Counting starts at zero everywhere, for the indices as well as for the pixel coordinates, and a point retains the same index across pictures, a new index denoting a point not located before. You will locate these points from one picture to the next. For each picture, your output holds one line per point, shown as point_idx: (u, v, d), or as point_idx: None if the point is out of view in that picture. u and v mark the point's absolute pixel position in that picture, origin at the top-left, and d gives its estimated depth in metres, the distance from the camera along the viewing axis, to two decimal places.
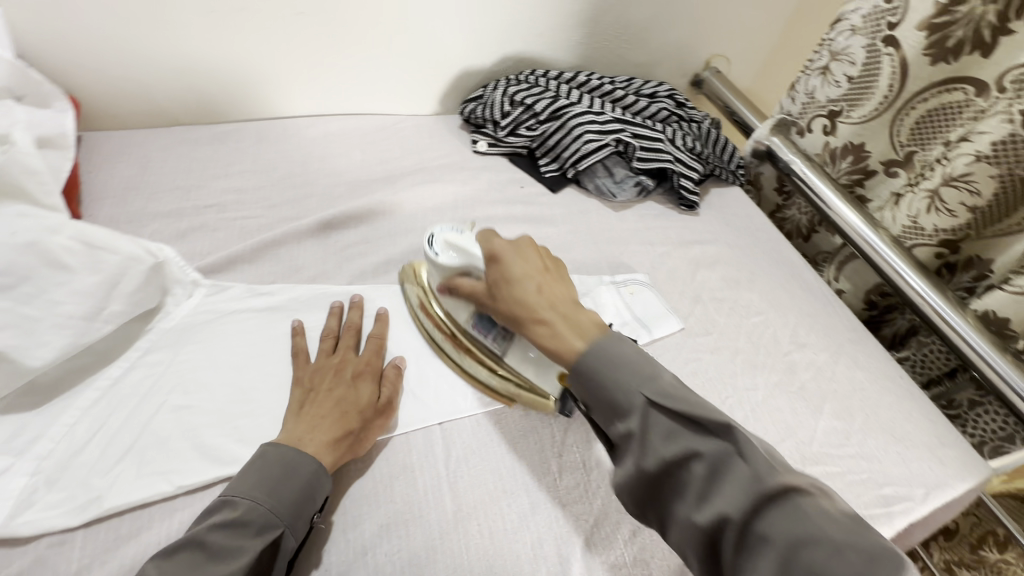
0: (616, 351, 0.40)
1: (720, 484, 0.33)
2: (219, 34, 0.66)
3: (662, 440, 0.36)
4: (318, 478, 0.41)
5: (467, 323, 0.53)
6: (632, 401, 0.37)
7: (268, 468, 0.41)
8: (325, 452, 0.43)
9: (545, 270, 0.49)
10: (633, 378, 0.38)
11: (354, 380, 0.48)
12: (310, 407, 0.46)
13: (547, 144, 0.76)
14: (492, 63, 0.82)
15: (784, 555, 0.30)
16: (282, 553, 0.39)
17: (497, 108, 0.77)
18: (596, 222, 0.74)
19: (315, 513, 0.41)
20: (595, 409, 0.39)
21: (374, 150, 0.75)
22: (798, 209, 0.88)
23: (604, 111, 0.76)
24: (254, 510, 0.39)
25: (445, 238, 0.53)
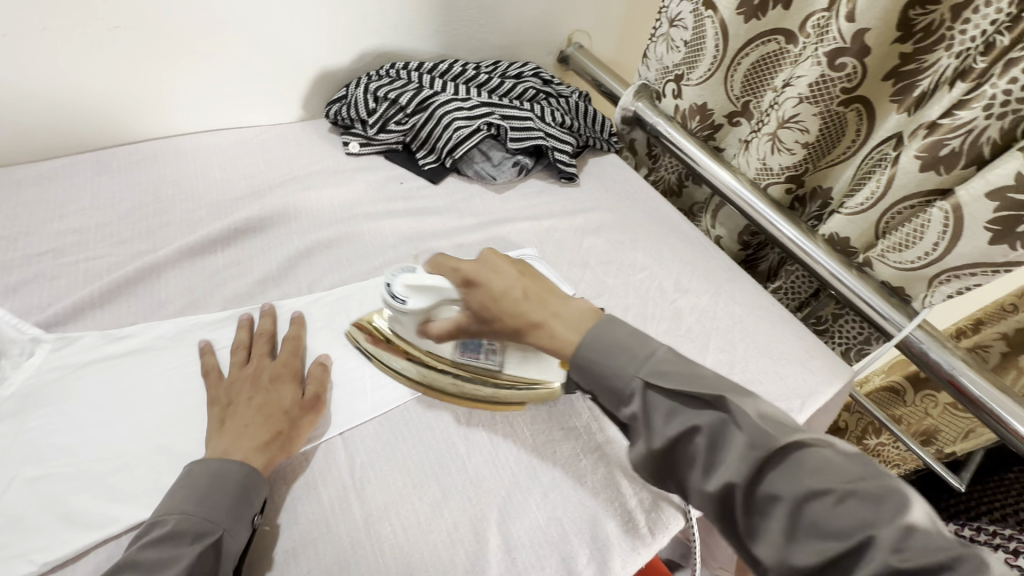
0: (612, 337, 0.42)
1: (723, 452, 0.36)
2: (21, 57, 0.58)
3: (664, 419, 0.38)
4: (248, 482, 0.41)
5: (454, 353, 0.52)
6: (631, 386, 0.40)
7: (195, 481, 0.41)
8: (256, 455, 0.43)
9: (523, 273, 0.48)
10: (631, 361, 0.41)
11: (274, 386, 0.47)
12: (232, 419, 0.45)
13: (420, 137, 0.75)
14: (351, 60, 0.79)
15: (793, 509, 0.33)
16: (225, 556, 0.39)
17: (362, 106, 0.75)
18: (482, 206, 0.74)
19: (256, 512, 0.42)
20: (601, 394, 0.42)
21: (236, 165, 0.71)
22: (666, 168, 0.95)
23: (470, 96, 0.76)
24: (187, 519, 0.39)
25: (403, 281, 0.50)
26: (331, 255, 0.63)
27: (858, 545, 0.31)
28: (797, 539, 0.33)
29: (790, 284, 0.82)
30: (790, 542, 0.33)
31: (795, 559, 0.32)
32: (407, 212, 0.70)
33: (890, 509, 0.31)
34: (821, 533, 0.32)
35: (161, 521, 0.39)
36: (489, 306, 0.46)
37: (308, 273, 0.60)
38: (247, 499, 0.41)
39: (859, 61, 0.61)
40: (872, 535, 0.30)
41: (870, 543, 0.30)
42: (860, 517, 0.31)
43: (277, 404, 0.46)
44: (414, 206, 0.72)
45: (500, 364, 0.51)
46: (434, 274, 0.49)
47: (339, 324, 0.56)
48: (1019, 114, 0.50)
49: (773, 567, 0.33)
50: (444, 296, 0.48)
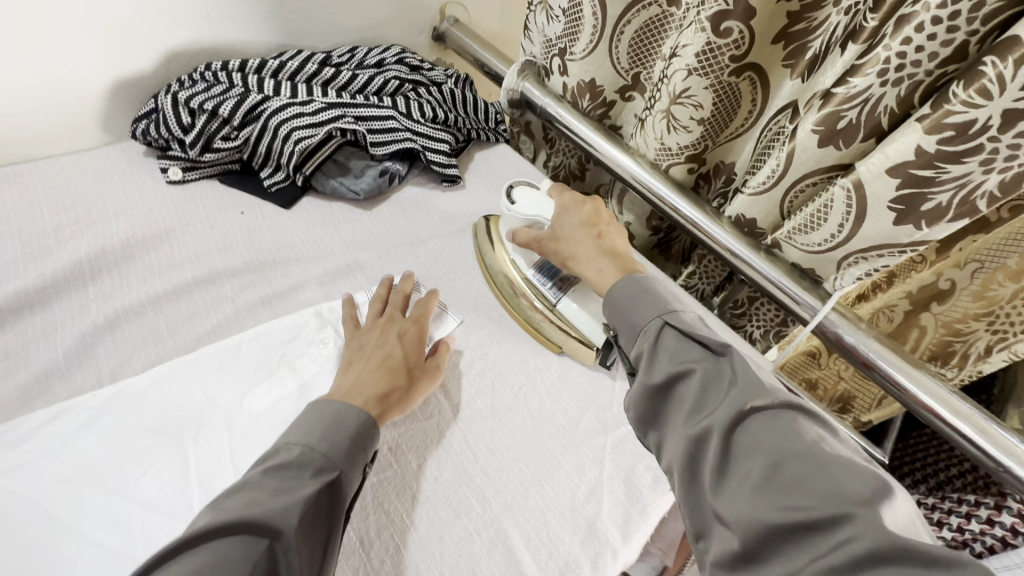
0: (649, 287, 0.45)
1: (707, 398, 0.37)
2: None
3: (668, 358, 0.40)
4: (365, 430, 0.41)
5: (529, 270, 0.57)
6: (649, 325, 0.42)
7: (316, 412, 0.41)
8: (372, 403, 0.44)
9: (615, 225, 0.54)
10: (655, 306, 0.43)
11: (412, 338, 0.50)
12: (359, 359, 0.47)
13: (259, 152, 0.62)
14: (158, 63, 0.63)
15: (769, 460, 0.32)
16: (341, 496, 0.38)
17: (173, 122, 0.59)
18: (347, 229, 0.62)
19: (368, 463, 0.41)
20: (622, 331, 0.45)
21: (7, 217, 0.54)
22: (564, 153, 0.87)
23: (314, 97, 0.63)
24: (318, 449, 0.39)
25: (524, 193, 0.59)
26: (146, 323, 0.49)
27: (832, 515, 0.29)
28: (762, 492, 0.31)
29: (702, 268, 0.76)
30: (755, 494, 0.32)
31: (761, 510, 0.31)
32: (248, 249, 0.57)
33: (875, 493, 0.30)
34: (793, 492, 0.31)
35: (287, 448, 0.38)
36: (565, 239, 0.54)
37: (112, 353, 0.47)
38: (364, 445, 0.41)
39: (745, 24, 0.54)
40: (850, 508, 0.29)
41: (845, 515, 0.29)
42: (841, 490, 0.30)
43: (409, 357, 0.48)
44: (259, 240, 0.58)
45: (558, 298, 0.55)
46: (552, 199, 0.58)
47: (151, 419, 0.43)
48: (915, 79, 0.44)
49: (733, 518, 0.31)
50: (540, 219, 0.57)
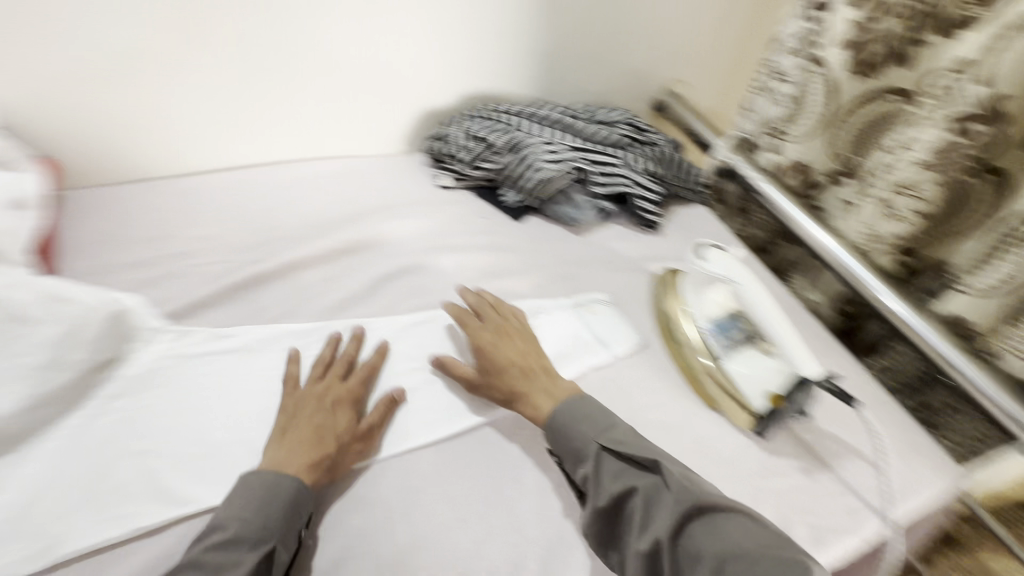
0: (581, 411, 0.50)
1: (651, 512, 0.42)
2: (186, 78, 0.67)
3: (611, 479, 0.45)
4: (298, 502, 0.43)
5: (701, 323, 0.63)
6: (588, 448, 0.47)
7: (243, 493, 0.43)
8: (305, 471, 0.45)
9: (530, 359, 0.55)
10: (591, 430, 0.48)
11: (523, 350, 0.56)
12: (292, 431, 0.48)
13: (508, 175, 0.78)
14: (454, 101, 0.85)
15: (717, 558, 0.38)
16: (276, 567, 0.41)
17: (457, 144, 0.80)
18: (560, 246, 0.75)
19: (302, 528, 0.44)
20: (564, 457, 0.48)
21: (339, 187, 0.77)
22: (757, 224, 0.92)
23: (560, 140, 0.79)
24: (246, 527, 0.41)
25: (718, 253, 0.63)
26: (411, 280, 0.66)
27: None
28: None
29: (893, 363, 0.73)
30: None
31: None
32: (486, 245, 0.73)
33: None
34: None
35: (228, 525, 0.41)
36: (494, 375, 0.54)
37: (390, 295, 0.64)
38: (302, 513, 0.43)
39: (998, 128, 0.55)
40: None
41: None
42: None
43: (337, 424, 0.49)
44: (494, 241, 0.74)
45: (724, 356, 0.60)
46: (744, 269, 0.62)
47: (410, 348, 0.59)
48: None
49: None
50: (732, 280, 0.61)
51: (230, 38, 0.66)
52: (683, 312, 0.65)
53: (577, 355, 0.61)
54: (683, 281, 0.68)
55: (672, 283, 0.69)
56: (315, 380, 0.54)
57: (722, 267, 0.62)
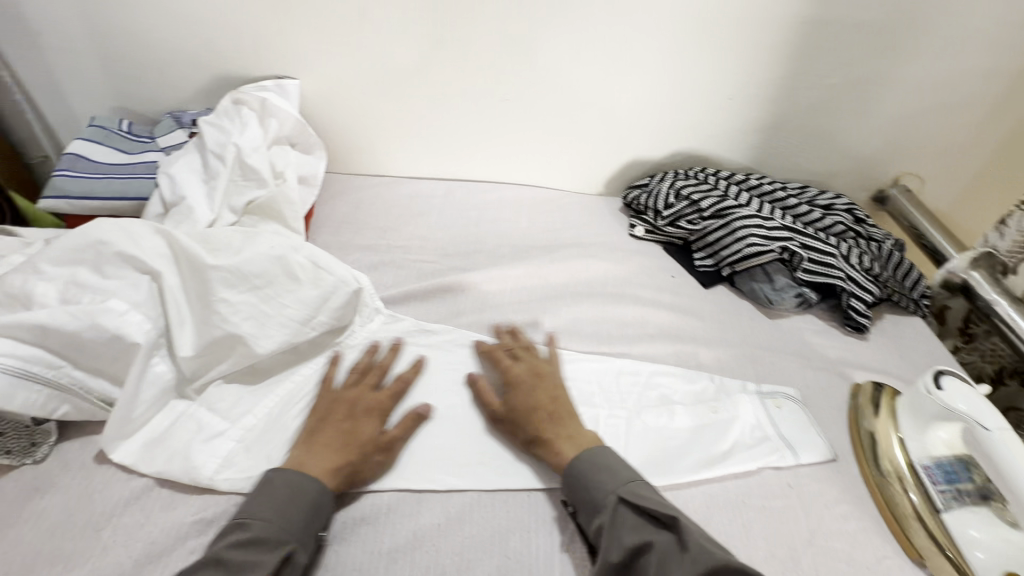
0: (602, 458, 0.48)
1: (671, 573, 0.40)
2: (438, 99, 0.76)
3: (628, 530, 0.43)
4: (318, 504, 0.43)
5: (920, 459, 0.55)
6: (605, 499, 0.45)
7: (274, 496, 0.43)
8: (327, 476, 0.45)
9: (552, 403, 0.53)
10: (610, 480, 0.46)
11: (545, 399, 0.53)
12: (319, 435, 0.48)
13: (706, 240, 0.76)
14: (663, 155, 0.85)
15: None
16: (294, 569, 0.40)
17: (661, 198, 0.79)
18: (748, 325, 0.71)
19: (320, 533, 0.44)
20: (579, 507, 0.46)
21: (540, 216, 0.82)
22: (984, 354, 0.79)
23: (773, 217, 0.75)
24: (267, 529, 0.41)
25: (956, 385, 0.54)
26: (595, 322, 0.67)
27: None
28: None
29: None
30: None
31: None
32: (670, 306, 0.71)
33: None
34: None
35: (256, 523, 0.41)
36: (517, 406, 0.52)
37: (572, 332, 0.65)
38: (318, 518, 0.43)
39: None
40: None
41: None
42: None
43: (364, 434, 0.48)
44: (678, 302, 0.72)
45: (944, 506, 0.52)
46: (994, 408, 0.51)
47: (585, 390, 0.59)
48: None
49: None
50: (970, 421, 0.51)
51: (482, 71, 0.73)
52: (894, 437, 0.57)
53: (758, 448, 0.56)
54: (899, 401, 0.60)
55: (878, 399, 0.61)
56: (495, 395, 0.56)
57: (965, 402, 0.52)
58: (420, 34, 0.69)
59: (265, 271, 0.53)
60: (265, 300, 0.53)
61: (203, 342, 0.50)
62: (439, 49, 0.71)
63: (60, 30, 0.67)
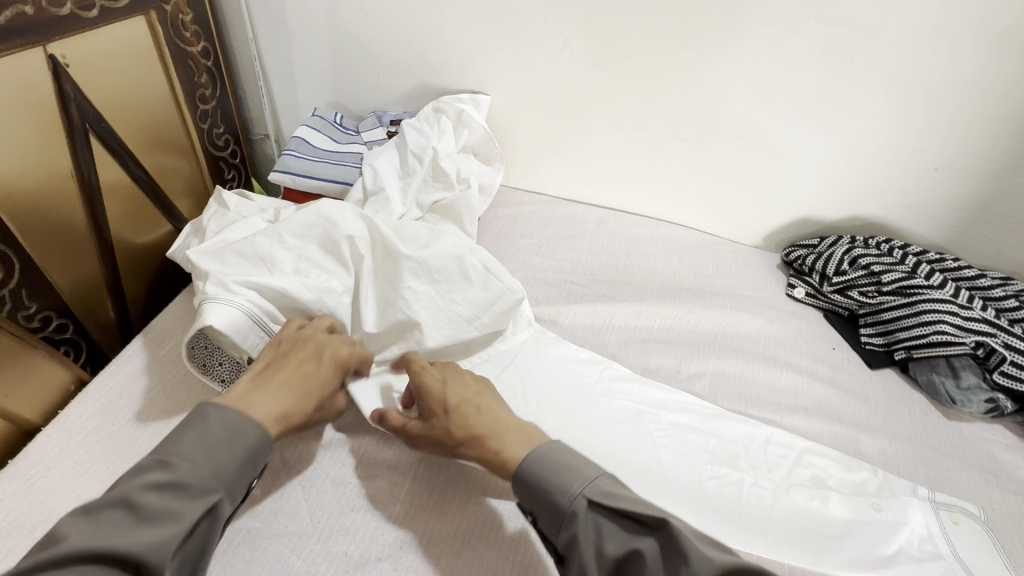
0: (557, 456, 0.43)
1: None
2: (613, 127, 0.77)
3: (607, 538, 0.39)
4: (256, 454, 0.40)
5: None
6: (572, 505, 0.40)
7: (207, 433, 0.39)
8: (274, 422, 0.43)
9: (477, 395, 0.49)
10: (574, 479, 0.41)
11: (474, 386, 0.50)
12: (272, 379, 0.45)
13: (880, 316, 0.69)
14: (839, 218, 0.79)
15: None
16: (217, 522, 0.37)
17: (832, 263, 0.74)
18: (921, 421, 0.63)
19: (253, 479, 0.41)
20: (540, 514, 0.42)
21: (692, 259, 0.80)
22: None
23: (971, 306, 0.66)
24: (193, 474, 0.37)
25: None
26: (744, 380, 0.64)
27: None
28: None
29: None
30: None
31: None
32: (829, 380, 0.65)
33: None
34: None
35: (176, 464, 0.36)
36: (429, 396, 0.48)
37: (717, 386, 0.63)
38: (255, 464, 0.40)
39: None
40: None
41: None
42: None
43: (327, 385, 0.48)
44: (838, 378, 0.66)
45: None
46: None
47: (729, 450, 0.56)
48: None
49: None
50: None
51: (665, 105, 0.74)
52: None
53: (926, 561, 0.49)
54: None
55: None
56: (635, 430, 0.55)
57: None
58: (611, 64, 0.72)
59: (446, 268, 0.57)
60: (441, 294, 0.56)
61: (384, 321, 0.54)
62: (628, 81, 0.72)
63: (308, 33, 0.79)
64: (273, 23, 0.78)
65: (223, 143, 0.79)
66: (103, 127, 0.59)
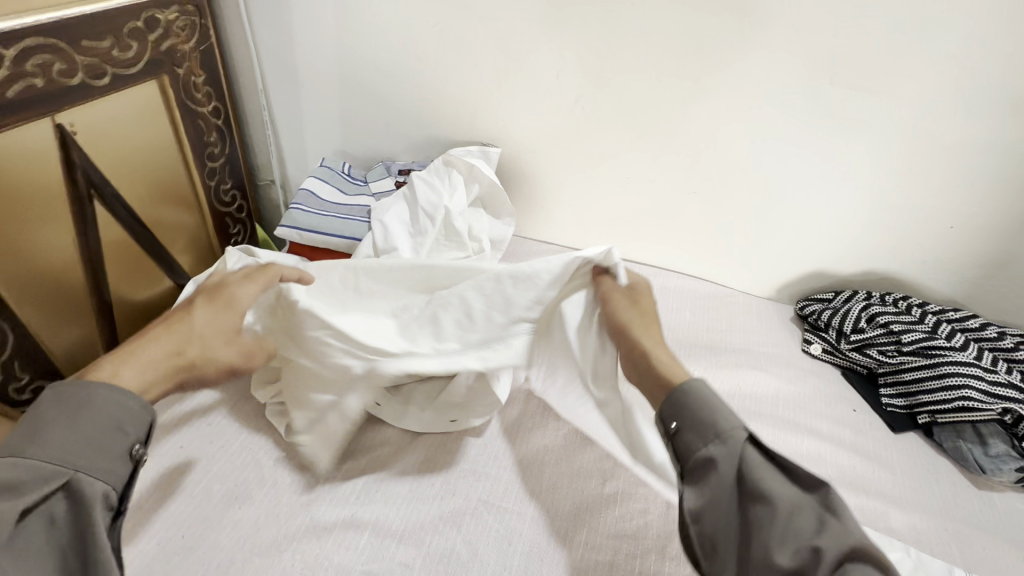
0: (711, 394, 0.44)
1: (794, 543, 0.38)
2: (623, 180, 0.77)
3: (756, 472, 0.41)
4: (118, 420, 0.38)
5: None
6: (732, 432, 0.42)
7: (44, 420, 0.37)
8: (133, 375, 0.41)
9: (645, 324, 0.51)
10: (737, 415, 0.43)
11: (641, 316, 0.51)
12: (141, 339, 0.44)
13: (900, 377, 0.68)
14: (853, 272, 0.78)
15: None
16: (84, 500, 0.35)
17: (849, 320, 0.72)
18: (949, 491, 0.60)
19: (134, 444, 0.39)
20: (691, 427, 0.43)
21: (704, 313, 0.78)
22: None
23: (995, 369, 0.64)
24: (21, 464, 0.34)
25: None
26: None
27: None
28: None
29: None
30: None
31: None
32: (851, 445, 0.63)
33: None
34: None
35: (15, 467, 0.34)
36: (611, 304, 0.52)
37: None
38: (118, 431, 0.38)
39: None
40: None
41: None
42: None
43: (206, 331, 0.46)
44: (861, 444, 0.64)
45: None
46: None
47: None
48: None
49: None
50: None
51: (675, 159, 0.73)
52: None
53: None
54: None
55: None
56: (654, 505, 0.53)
57: None
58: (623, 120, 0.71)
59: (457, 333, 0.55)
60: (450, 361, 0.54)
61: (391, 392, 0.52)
62: (638, 135, 0.72)
63: (318, 85, 0.79)
64: (283, 74, 0.78)
65: (229, 199, 0.78)
66: (108, 193, 0.59)
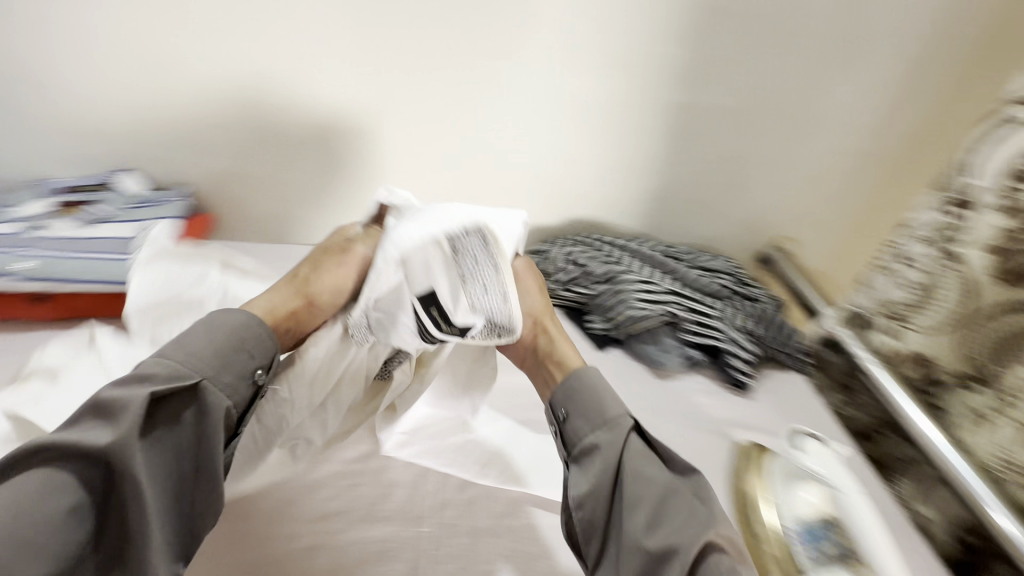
0: (592, 380, 0.50)
1: (685, 527, 0.42)
2: (344, 160, 0.80)
3: (599, 447, 0.47)
4: (238, 342, 0.44)
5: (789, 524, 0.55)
6: (619, 419, 0.47)
7: (187, 332, 0.43)
8: (284, 300, 0.52)
9: (543, 310, 0.59)
10: (619, 403, 0.49)
11: (547, 314, 0.59)
12: (307, 281, 0.54)
13: (597, 304, 0.79)
14: (562, 224, 0.89)
15: None
16: (211, 411, 0.41)
17: (555, 265, 0.82)
18: (637, 388, 0.72)
19: (258, 368, 0.45)
20: (577, 414, 0.49)
21: None
22: (858, 408, 0.83)
23: (657, 281, 0.79)
24: (186, 365, 0.41)
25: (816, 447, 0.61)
26: None
27: None
28: None
29: None
30: None
31: None
32: None
33: None
34: None
35: (152, 362, 0.40)
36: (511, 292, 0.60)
37: None
38: (246, 352, 0.44)
39: None
40: None
41: None
42: None
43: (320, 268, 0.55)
44: None
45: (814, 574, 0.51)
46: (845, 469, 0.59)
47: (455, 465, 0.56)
48: None
49: None
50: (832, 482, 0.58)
51: (382, 137, 0.78)
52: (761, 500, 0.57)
53: None
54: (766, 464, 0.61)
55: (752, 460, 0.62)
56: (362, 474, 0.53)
57: (819, 461, 0.60)
58: (325, 101, 0.75)
59: None
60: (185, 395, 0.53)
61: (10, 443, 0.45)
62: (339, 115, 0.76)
63: None
64: None
65: None
66: None
